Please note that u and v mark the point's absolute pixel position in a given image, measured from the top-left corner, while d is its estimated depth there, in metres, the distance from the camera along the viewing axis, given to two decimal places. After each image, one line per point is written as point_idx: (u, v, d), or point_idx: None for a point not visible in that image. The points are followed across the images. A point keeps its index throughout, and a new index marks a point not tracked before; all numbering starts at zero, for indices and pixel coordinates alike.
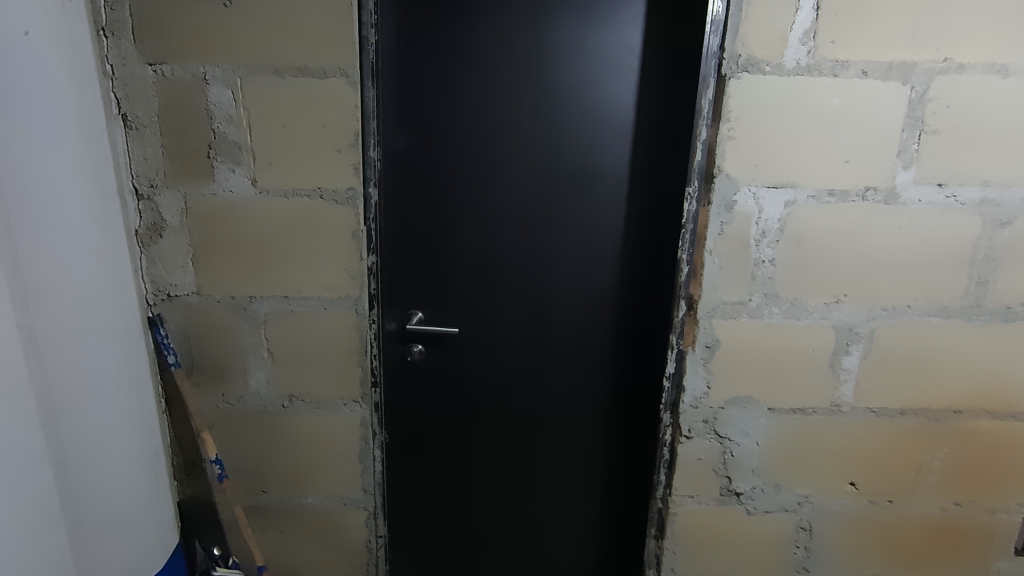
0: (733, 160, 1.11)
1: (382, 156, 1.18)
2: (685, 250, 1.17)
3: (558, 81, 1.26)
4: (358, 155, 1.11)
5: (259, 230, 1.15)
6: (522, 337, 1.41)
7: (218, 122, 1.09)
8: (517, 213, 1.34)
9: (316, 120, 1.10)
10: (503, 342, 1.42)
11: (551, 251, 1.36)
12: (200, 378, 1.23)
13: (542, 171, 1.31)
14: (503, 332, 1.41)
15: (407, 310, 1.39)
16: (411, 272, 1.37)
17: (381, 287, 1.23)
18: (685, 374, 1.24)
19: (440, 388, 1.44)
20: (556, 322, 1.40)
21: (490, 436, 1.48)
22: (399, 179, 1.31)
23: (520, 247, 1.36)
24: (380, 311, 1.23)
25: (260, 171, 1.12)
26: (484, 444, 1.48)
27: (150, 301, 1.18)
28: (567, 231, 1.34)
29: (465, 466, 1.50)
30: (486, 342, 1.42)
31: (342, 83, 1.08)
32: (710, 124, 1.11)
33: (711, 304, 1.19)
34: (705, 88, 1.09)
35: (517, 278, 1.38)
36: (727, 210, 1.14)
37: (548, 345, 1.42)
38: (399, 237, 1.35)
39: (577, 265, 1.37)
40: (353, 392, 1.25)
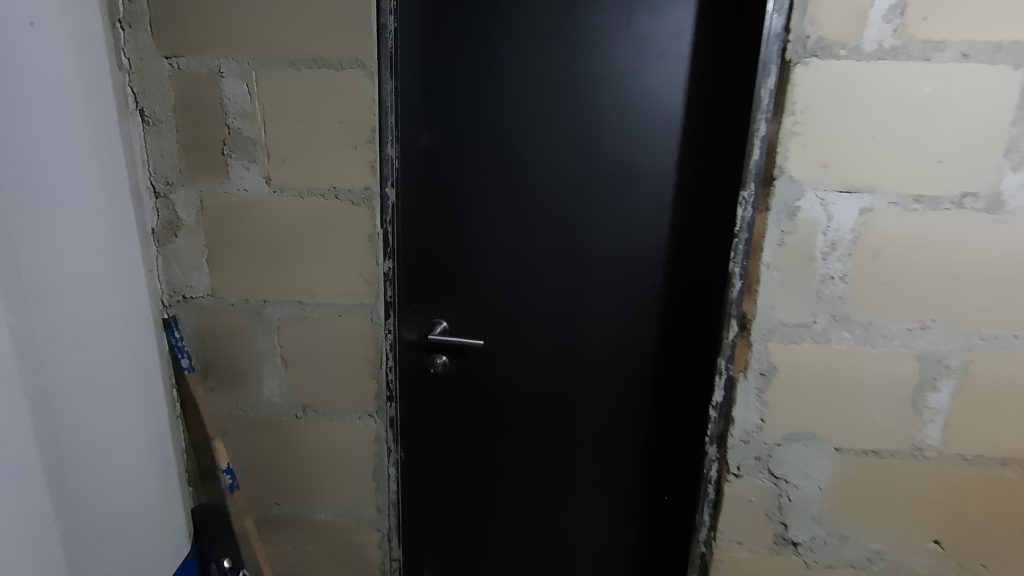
0: (797, 159, 0.96)
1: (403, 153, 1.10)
2: (738, 262, 1.02)
3: (598, 72, 1.14)
4: (375, 152, 1.04)
5: (273, 231, 1.09)
6: (553, 351, 1.30)
7: (232, 117, 1.04)
8: (550, 217, 1.23)
9: (333, 115, 1.03)
10: (531, 355, 1.31)
11: (584, 260, 1.24)
12: (214, 383, 1.19)
13: (576, 171, 1.20)
14: (532, 344, 1.30)
15: (430, 318, 1.30)
16: (435, 278, 1.29)
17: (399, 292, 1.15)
18: (734, 404, 1.09)
19: (462, 402, 1.35)
20: (588, 336, 1.28)
21: (516, 455, 1.37)
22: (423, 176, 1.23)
23: (551, 254, 1.24)
24: (397, 317, 1.14)
25: (274, 169, 1.06)
26: (508, 463, 1.38)
27: (165, 301, 1.15)
28: (602, 239, 1.22)
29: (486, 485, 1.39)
30: (512, 355, 1.31)
31: (359, 74, 1.00)
32: (770, 118, 0.96)
33: (767, 325, 1.03)
34: (765, 75, 0.94)
35: (548, 287, 1.26)
36: (789, 217, 0.98)
37: (578, 361, 1.30)
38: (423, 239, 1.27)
39: (614, 275, 1.24)
40: (368, 405, 1.17)
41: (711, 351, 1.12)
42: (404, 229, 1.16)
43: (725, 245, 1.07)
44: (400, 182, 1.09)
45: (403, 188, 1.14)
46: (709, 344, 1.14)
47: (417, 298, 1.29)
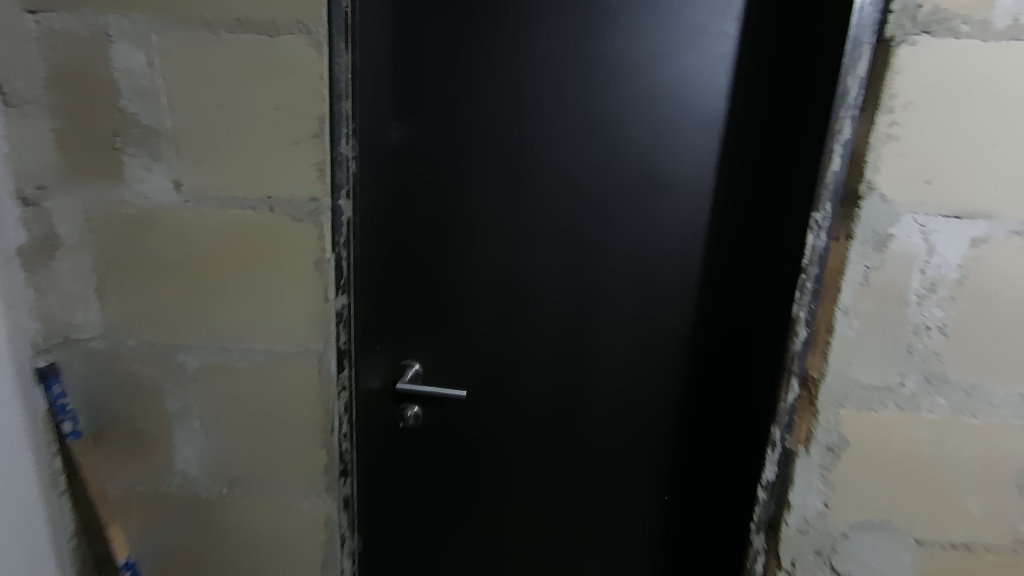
0: (893, 171, 0.72)
1: (366, 154, 0.83)
2: (803, 306, 0.78)
3: (621, 53, 0.89)
4: (324, 150, 0.76)
5: (183, 253, 0.81)
6: (553, 401, 1.04)
7: (126, 97, 0.75)
8: (553, 238, 0.97)
9: (266, 97, 0.75)
10: (527, 406, 1.05)
11: (595, 292, 0.99)
12: (110, 450, 0.90)
13: (587, 180, 0.94)
14: (528, 393, 1.04)
15: (400, 360, 1.03)
16: (406, 310, 1.01)
17: (357, 334, 0.88)
18: (790, 484, 0.84)
19: (440, 463, 1.08)
20: (598, 385, 1.03)
21: (504, 528, 1.11)
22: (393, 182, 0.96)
23: (554, 283, 0.99)
24: (354, 367, 0.87)
25: (185, 169, 0.77)
26: (494, 537, 1.11)
27: (39, 344, 0.84)
28: (617, 266, 0.97)
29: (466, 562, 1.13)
30: (502, 407, 1.05)
31: (303, 42, 0.73)
32: (856, 116, 0.72)
33: (840, 388, 0.79)
34: (854, 58, 0.70)
35: (550, 323, 1.00)
36: (877, 249, 0.74)
37: (584, 415, 1.04)
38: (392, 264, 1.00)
39: (631, 311, 0.99)
40: (315, 481, 0.89)
41: (760, 414, 0.87)
42: (367, 251, 0.89)
43: (783, 281, 0.82)
44: (361, 192, 0.82)
45: (367, 199, 0.87)
46: (756, 404, 0.89)
47: (383, 336, 1.01)
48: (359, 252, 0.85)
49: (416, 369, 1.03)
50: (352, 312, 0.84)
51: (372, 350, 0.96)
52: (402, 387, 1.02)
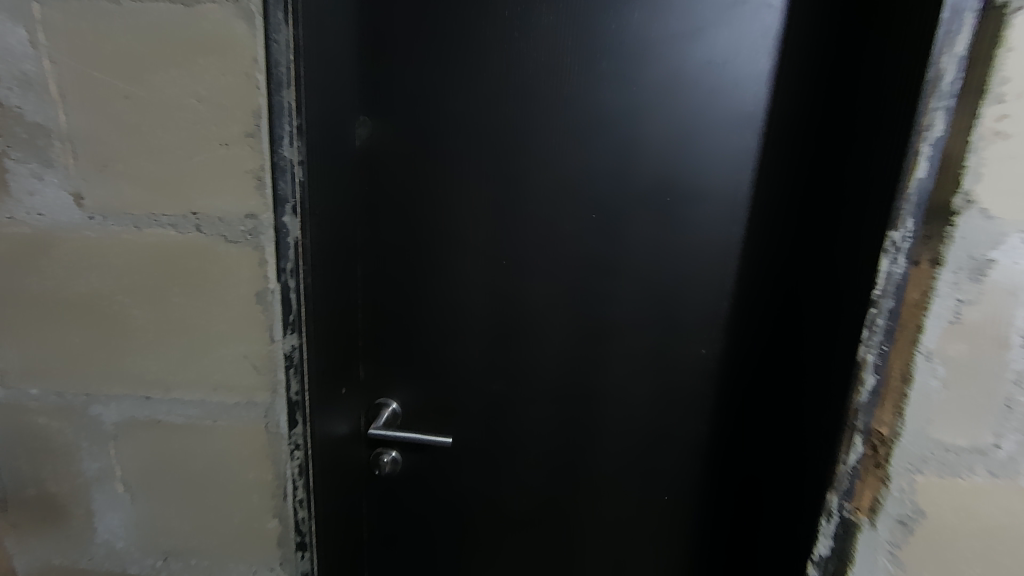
0: (999, 179, 0.55)
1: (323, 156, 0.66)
2: (874, 347, 0.62)
3: (640, 30, 0.72)
4: (263, 154, 0.59)
5: (89, 284, 0.64)
6: (557, 446, 0.89)
7: (5, 85, 0.58)
8: (558, 257, 0.80)
9: (185, 85, 0.57)
10: (526, 451, 0.89)
11: (608, 320, 0.82)
12: (17, 519, 0.74)
13: (598, 188, 0.78)
14: (528, 436, 0.88)
15: (375, 398, 0.88)
16: (385, 341, 0.86)
17: (319, 380, 0.70)
18: (850, 564, 0.68)
19: (424, 515, 0.93)
20: (610, 427, 0.87)
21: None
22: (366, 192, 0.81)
23: (558, 310, 0.83)
24: (317, 421, 0.71)
25: (86, 179, 0.60)
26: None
27: None
28: (634, 289, 0.81)
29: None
30: (498, 453, 0.89)
31: (231, 12, 0.56)
32: (953, 105, 0.54)
33: (917, 449, 0.63)
34: (952, 32, 0.53)
35: (553, 356, 0.84)
36: (973, 277, 0.57)
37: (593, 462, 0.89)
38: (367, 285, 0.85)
39: (652, 343, 0.83)
40: (267, 555, 0.74)
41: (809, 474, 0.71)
42: (334, 274, 0.73)
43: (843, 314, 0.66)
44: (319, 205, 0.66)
45: (330, 209, 0.70)
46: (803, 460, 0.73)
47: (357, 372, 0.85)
48: (322, 278, 0.69)
49: (392, 409, 0.88)
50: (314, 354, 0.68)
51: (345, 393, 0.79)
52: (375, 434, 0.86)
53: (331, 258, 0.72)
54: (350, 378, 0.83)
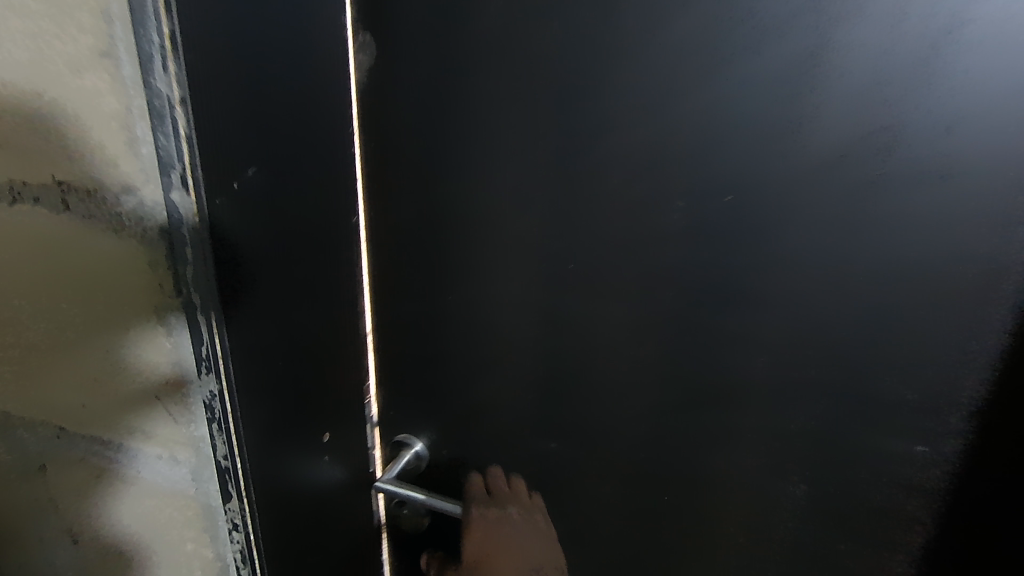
0: None
1: (272, 92, 0.42)
2: None
3: None
4: (123, 92, 0.36)
5: None
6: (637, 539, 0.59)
7: None
8: (652, 263, 0.49)
9: None
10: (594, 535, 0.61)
11: (733, 373, 0.49)
12: None
13: (730, 148, 0.44)
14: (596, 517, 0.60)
15: (395, 433, 0.66)
16: (409, 363, 0.62)
17: (271, 433, 0.48)
18: None
19: None
20: (725, 532, 0.55)
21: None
22: (374, 148, 0.56)
23: (648, 344, 0.52)
24: (270, 488, 0.49)
25: None
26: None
27: None
28: (784, 328, 0.47)
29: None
30: (554, 529, 0.63)
31: None
32: None
33: None
34: None
35: (640, 415, 0.54)
36: None
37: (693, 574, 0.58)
38: (379, 282, 0.60)
39: (812, 420, 0.48)
40: None
41: None
42: (306, 275, 0.49)
43: None
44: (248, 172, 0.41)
45: (292, 177, 0.45)
46: None
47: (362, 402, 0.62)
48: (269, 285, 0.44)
49: (415, 451, 0.65)
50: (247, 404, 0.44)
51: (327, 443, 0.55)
52: (390, 492, 0.62)
53: (296, 251, 0.47)
54: (348, 411, 0.60)
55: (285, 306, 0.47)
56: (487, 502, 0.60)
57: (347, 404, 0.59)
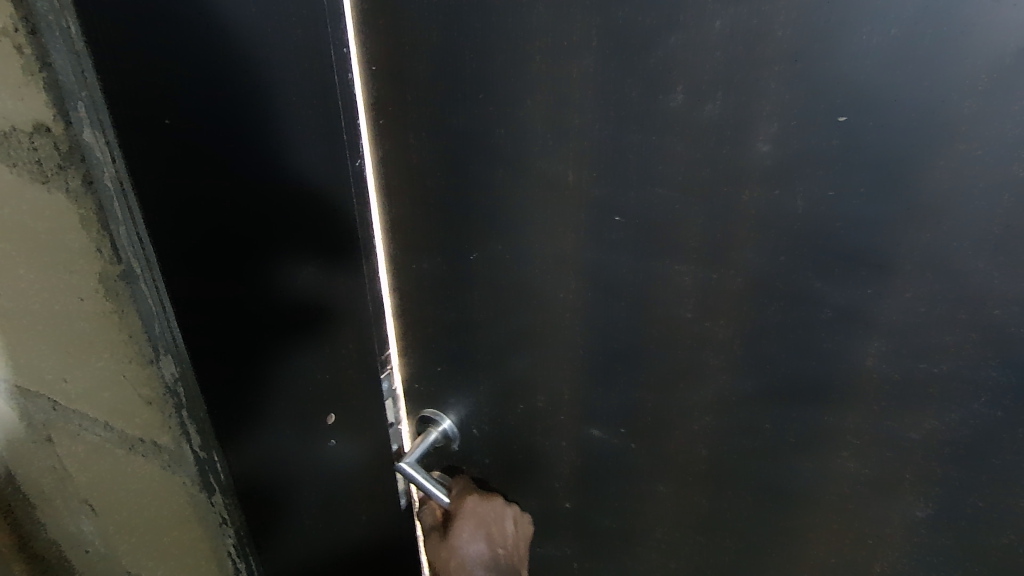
0: None
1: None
2: None
3: None
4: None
5: None
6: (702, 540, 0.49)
7: None
8: (726, 222, 0.37)
9: None
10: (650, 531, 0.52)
11: (840, 366, 0.37)
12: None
13: (847, 53, 0.30)
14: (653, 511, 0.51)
15: (421, 408, 0.60)
16: (435, 329, 0.54)
17: (247, 424, 0.42)
18: None
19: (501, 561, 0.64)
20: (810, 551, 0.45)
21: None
22: (377, 76, 0.44)
23: (716, 324, 0.40)
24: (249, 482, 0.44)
25: None
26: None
27: None
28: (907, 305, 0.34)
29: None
30: (599, 521, 0.55)
31: None
32: None
33: None
34: None
35: (711, 401, 0.43)
36: None
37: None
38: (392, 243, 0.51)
39: (939, 434, 0.36)
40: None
41: None
42: (286, 236, 0.40)
43: None
44: (173, 115, 0.32)
45: (254, 115, 0.35)
46: None
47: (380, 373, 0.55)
48: (225, 254, 0.36)
49: (442, 430, 0.59)
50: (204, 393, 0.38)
51: (332, 425, 0.49)
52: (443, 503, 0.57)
53: (267, 211, 0.38)
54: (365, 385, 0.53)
55: (253, 274, 0.39)
56: (482, 501, 0.59)
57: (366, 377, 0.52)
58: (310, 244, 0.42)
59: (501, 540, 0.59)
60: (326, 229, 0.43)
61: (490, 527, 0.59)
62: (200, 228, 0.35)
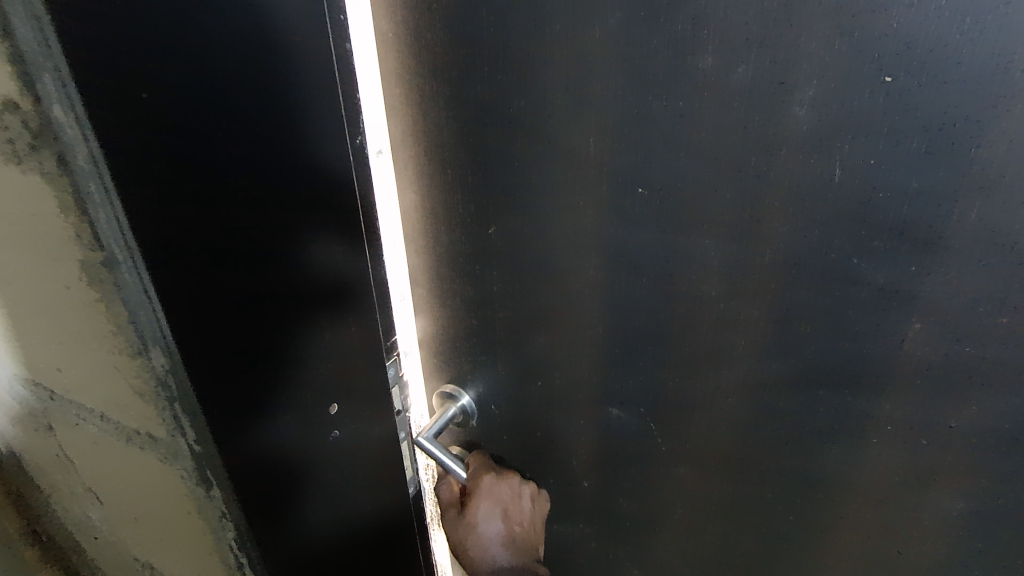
0: None
1: None
2: None
3: None
4: None
5: None
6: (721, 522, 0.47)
7: None
8: (753, 195, 0.34)
9: None
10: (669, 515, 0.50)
11: (873, 354, 0.34)
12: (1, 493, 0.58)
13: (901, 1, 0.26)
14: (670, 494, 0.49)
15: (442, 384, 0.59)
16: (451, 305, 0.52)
17: (248, 420, 0.39)
18: None
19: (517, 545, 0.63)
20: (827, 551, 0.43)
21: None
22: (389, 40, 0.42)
23: (740, 306, 0.38)
24: (253, 481, 0.41)
25: None
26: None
27: None
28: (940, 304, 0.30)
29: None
30: (614, 505, 0.54)
31: None
32: None
33: None
34: None
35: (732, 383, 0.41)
36: None
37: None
38: (412, 214, 0.50)
39: (981, 424, 0.33)
40: None
41: None
42: (273, 218, 0.38)
43: None
44: (155, 78, 0.29)
45: (228, 92, 0.33)
46: None
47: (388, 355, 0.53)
48: (218, 236, 0.34)
49: (462, 406, 0.58)
50: (206, 385, 0.35)
51: (335, 414, 0.47)
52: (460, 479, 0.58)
53: (248, 201, 0.36)
54: (377, 366, 0.52)
55: (241, 269, 0.36)
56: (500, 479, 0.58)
57: (370, 361, 0.51)
58: (295, 227, 0.40)
59: (518, 519, 0.58)
60: (315, 209, 0.41)
61: (508, 506, 0.57)
62: (181, 217, 0.32)
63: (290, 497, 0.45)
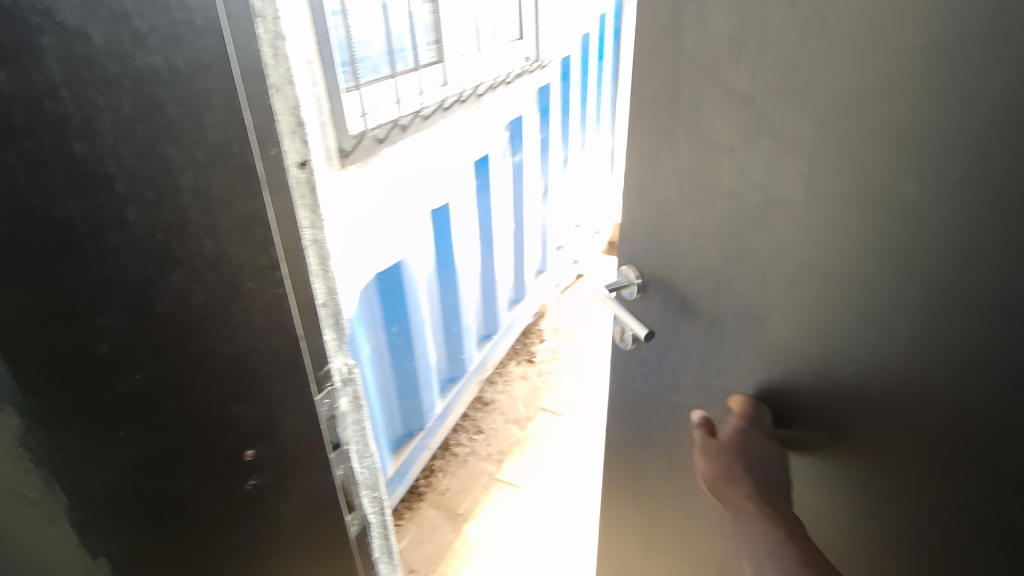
0: None
1: None
2: None
3: None
4: None
5: None
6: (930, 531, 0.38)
7: None
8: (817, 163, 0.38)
9: None
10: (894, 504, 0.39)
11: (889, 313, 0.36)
12: None
13: None
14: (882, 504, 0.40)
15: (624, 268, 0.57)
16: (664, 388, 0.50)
17: (149, 464, 0.35)
18: None
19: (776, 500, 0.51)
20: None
21: (926, 426, 0.36)
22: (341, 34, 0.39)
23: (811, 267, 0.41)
24: (175, 514, 0.37)
25: None
26: (957, 373, 0.34)
27: None
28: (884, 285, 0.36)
29: (865, 383, 0.39)
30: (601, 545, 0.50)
31: None
32: None
33: None
34: None
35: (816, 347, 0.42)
36: None
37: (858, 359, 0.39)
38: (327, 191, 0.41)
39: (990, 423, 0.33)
40: None
41: None
42: (186, 193, 0.32)
43: None
44: None
45: (88, 96, 0.27)
46: None
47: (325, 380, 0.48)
48: (96, 254, 0.29)
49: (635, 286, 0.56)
50: (80, 381, 0.30)
51: (253, 460, 0.42)
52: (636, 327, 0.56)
53: (125, 225, 0.30)
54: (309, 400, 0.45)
55: (133, 302, 0.31)
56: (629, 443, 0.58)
57: (299, 363, 0.43)
58: (217, 221, 0.34)
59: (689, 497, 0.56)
60: (215, 233, 0.34)
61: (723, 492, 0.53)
62: (43, 252, 0.27)
63: (203, 549, 0.40)
